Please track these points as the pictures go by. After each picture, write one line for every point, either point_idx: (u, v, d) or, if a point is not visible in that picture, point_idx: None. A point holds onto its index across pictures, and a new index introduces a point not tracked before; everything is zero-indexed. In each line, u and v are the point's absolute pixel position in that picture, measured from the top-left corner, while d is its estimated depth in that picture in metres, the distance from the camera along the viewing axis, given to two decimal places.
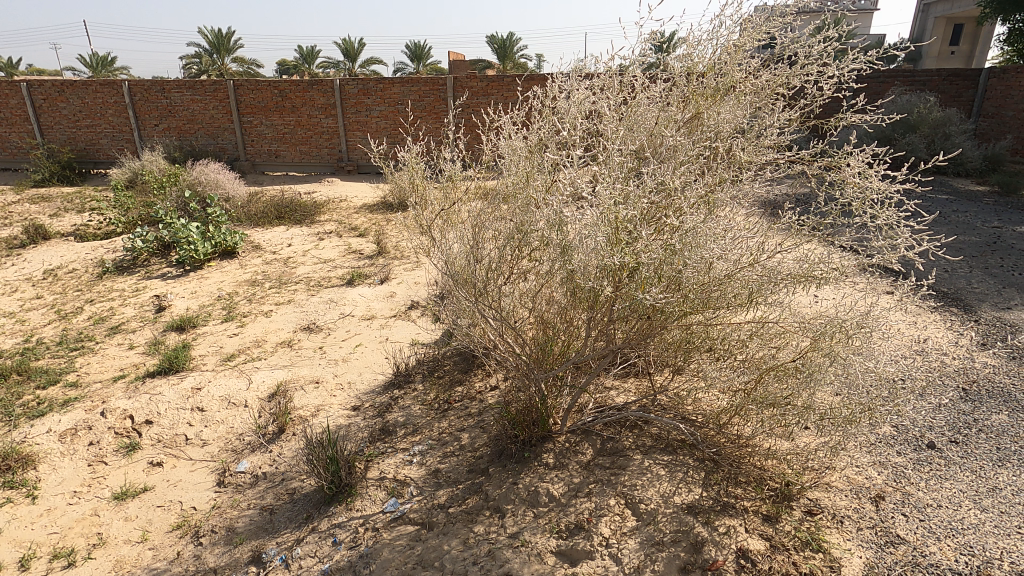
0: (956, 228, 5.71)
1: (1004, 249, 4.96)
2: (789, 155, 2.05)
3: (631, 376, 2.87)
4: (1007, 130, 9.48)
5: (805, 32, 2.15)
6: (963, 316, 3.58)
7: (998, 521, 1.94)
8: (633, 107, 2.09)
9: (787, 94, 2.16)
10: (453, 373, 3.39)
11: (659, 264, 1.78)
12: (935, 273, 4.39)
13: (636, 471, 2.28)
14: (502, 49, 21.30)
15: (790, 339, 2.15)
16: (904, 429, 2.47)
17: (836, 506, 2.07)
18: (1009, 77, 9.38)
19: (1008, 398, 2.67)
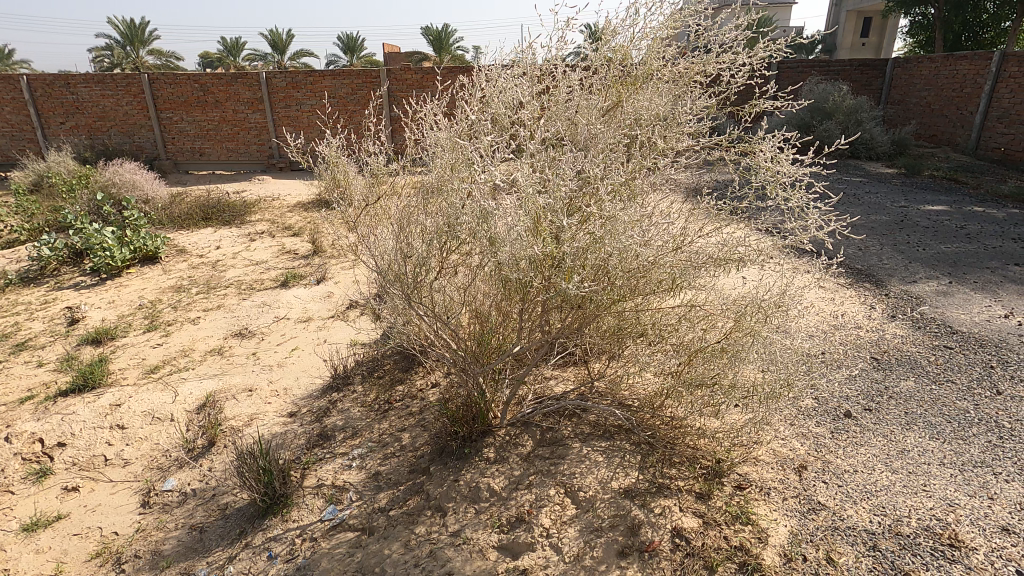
0: (869, 208, 6.09)
1: (909, 226, 5.35)
2: (708, 142, 2.10)
3: (570, 365, 2.89)
4: (911, 116, 10.35)
5: (719, 21, 2.20)
6: (874, 290, 3.83)
7: (906, 481, 2.08)
8: (555, 96, 2.08)
9: (704, 82, 2.21)
10: (394, 373, 3.31)
11: (583, 253, 1.78)
12: (849, 251, 4.67)
13: (575, 460, 2.30)
14: (437, 42, 21.06)
15: (715, 321, 2.24)
16: (823, 401, 2.61)
17: (763, 479, 2.16)
18: (911, 67, 10.22)
19: (915, 365, 2.87)
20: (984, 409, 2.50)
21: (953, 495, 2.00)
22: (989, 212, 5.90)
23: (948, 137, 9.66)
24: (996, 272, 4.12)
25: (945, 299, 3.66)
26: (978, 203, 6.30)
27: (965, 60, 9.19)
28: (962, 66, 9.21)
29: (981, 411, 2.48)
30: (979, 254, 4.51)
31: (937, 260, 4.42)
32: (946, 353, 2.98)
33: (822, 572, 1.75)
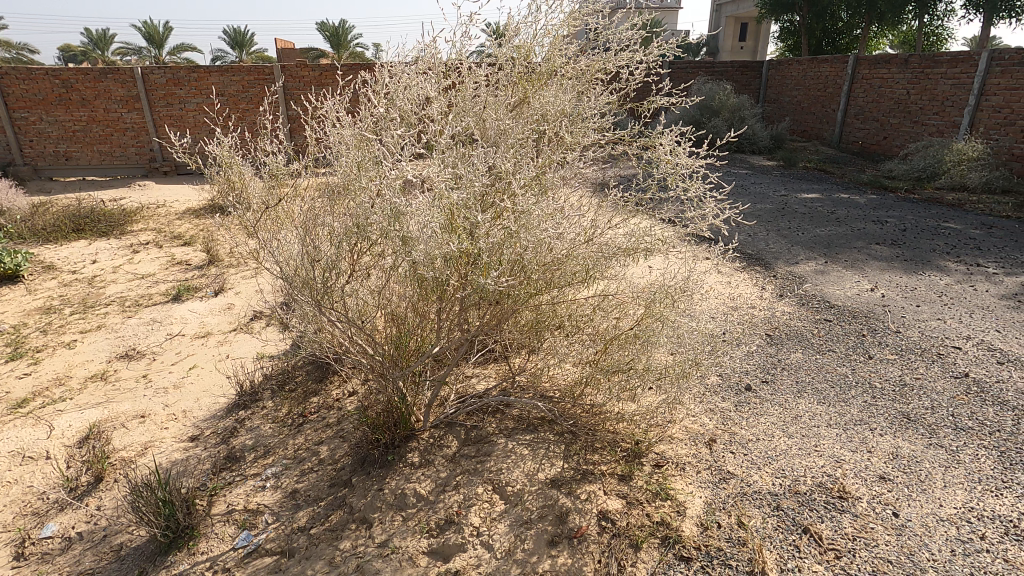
0: (754, 197, 6.64)
1: (789, 213, 5.89)
2: (612, 137, 2.18)
3: (490, 362, 2.90)
4: (785, 113, 11.42)
5: (615, 21, 2.29)
6: (764, 272, 4.17)
7: (801, 444, 2.29)
8: (462, 91, 2.07)
9: (605, 79, 2.29)
10: (307, 385, 3.14)
11: (499, 248, 1.77)
12: (741, 238, 5.05)
13: (501, 455, 2.30)
14: (335, 38, 20.28)
15: (628, 309, 2.34)
16: (726, 377, 2.81)
17: (678, 455, 2.28)
18: (783, 68, 11.27)
19: (801, 338, 3.16)
20: (860, 372, 2.80)
21: (840, 452, 2.23)
22: (853, 198, 6.63)
23: (817, 132, 10.72)
24: (862, 251, 4.64)
25: (822, 277, 4.07)
26: (844, 191, 7.06)
27: (826, 63, 10.24)
28: (824, 68, 10.28)
29: (857, 375, 2.78)
30: (848, 236, 5.05)
31: (815, 242, 4.89)
32: (826, 325, 3.31)
33: (734, 536, 1.88)
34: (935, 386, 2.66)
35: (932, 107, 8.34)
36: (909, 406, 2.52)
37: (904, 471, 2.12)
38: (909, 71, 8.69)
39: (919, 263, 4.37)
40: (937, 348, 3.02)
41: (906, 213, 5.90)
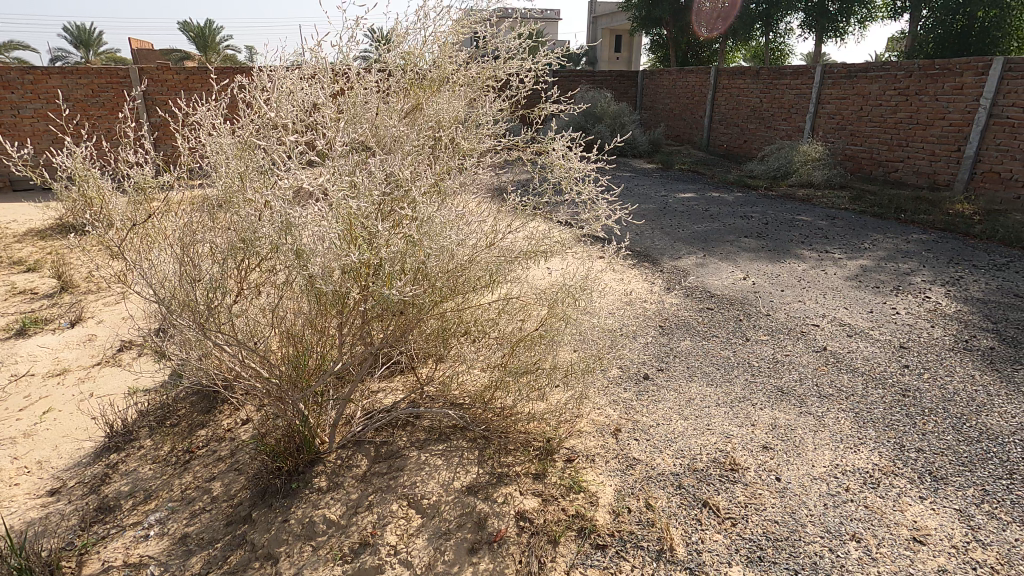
0: (638, 198, 7.08)
1: (670, 211, 6.36)
2: (507, 142, 2.22)
3: (396, 374, 2.82)
4: (660, 120, 12.33)
5: (502, 31, 2.35)
6: (652, 268, 4.46)
7: (696, 424, 2.47)
8: (351, 97, 2.00)
9: (496, 87, 2.33)
10: (192, 417, 2.86)
11: (401, 258, 1.74)
12: (630, 236, 5.36)
13: (415, 468, 2.25)
14: (201, 39, 18.79)
15: (532, 310, 2.40)
16: (626, 368, 2.96)
17: (587, 448, 2.37)
18: (656, 78, 12.17)
19: (688, 327, 3.42)
20: (740, 354, 3.09)
21: (729, 428, 2.44)
22: (723, 196, 7.31)
23: (688, 137, 11.68)
24: (734, 244, 5.12)
25: (702, 269, 4.44)
26: (714, 190, 7.76)
27: (692, 74, 11.23)
28: (691, 79, 11.26)
29: (738, 356, 3.07)
30: (721, 231, 5.55)
31: (694, 238, 5.33)
32: (709, 313, 3.61)
33: (644, 519, 1.98)
34: (801, 360, 3.01)
35: (781, 114, 9.43)
36: (782, 380, 2.82)
37: (782, 438, 2.36)
38: (760, 82, 9.76)
39: (781, 252, 4.91)
40: (800, 326, 3.41)
41: (766, 208, 6.60)
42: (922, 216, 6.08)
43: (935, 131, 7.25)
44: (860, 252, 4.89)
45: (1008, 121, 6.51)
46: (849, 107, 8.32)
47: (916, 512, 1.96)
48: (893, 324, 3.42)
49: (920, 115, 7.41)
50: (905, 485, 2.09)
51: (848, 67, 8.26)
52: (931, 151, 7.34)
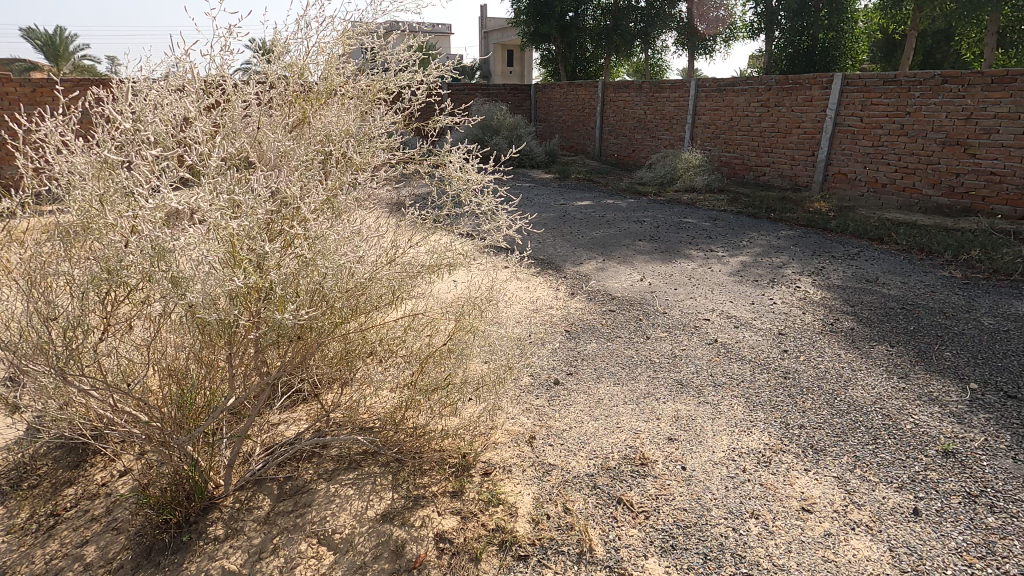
0: (539, 207, 7.26)
1: (570, 219, 6.58)
2: (402, 156, 2.16)
3: (299, 403, 2.65)
4: (555, 131, 12.78)
5: (391, 43, 2.29)
6: (556, 275, 4.58)
7: (606, 424, 2.55)
8: (229, 110, 1.85)
9: (388, 99, 2.26)
10: (56, 475, 2.49)
11: (294, 279, 1.63)
12: (533, 245, 5.47)
13: (324, 502, 2.11)
14: (51, 48, 16.79)
15: (439, 325, 2.36)
16: (537, 375, 3.00)
17: (503, 459, 2.35)
18: (548, 91, 12.62)
19: (593, 330, 3.54)
20: (642, 352, 3.24)
21: (637, 424, 2.54)
22: (617, 202, 7.69)
23: (581, 147, 12.19)
24: (630, 247, 5.40)
25: (602, 273, 4.62)
26: (608, 197, 8.15)
27: (582, 88, 11.77)
28: (581, 92, 11.78)
29: (640, 354, 3.22)
30: (617, 235, 5.83)
31: (593, 243, 5.54)
32: (611, 315, 3.76)
33: (563, 523, 2.00)
34: (696, 353, 3.21)
35: (663, 125, 10.12)
36: (681, 373, 2.99)
37: (685, 429, 2.50)
38: (642, 95, 10.42)
39: (671, 253, 5.24)
40: (693, 321, 3.65)
41: (657, 212, 7.04)
42: (788, 214, 6.78)
43: (793, 138, 8.14)
44: (739, 249, 5.34)
45: (850, 128, 7.45)
46: (721, 118, 9.12)
47: (803, 484, 2.15)
48: (772, 313, 3.76)
49: (779, 124, 8.28)
50: (792, 460, 2.28)
51: (717, 81, 9.06)
52: (791, 156, 8.22)
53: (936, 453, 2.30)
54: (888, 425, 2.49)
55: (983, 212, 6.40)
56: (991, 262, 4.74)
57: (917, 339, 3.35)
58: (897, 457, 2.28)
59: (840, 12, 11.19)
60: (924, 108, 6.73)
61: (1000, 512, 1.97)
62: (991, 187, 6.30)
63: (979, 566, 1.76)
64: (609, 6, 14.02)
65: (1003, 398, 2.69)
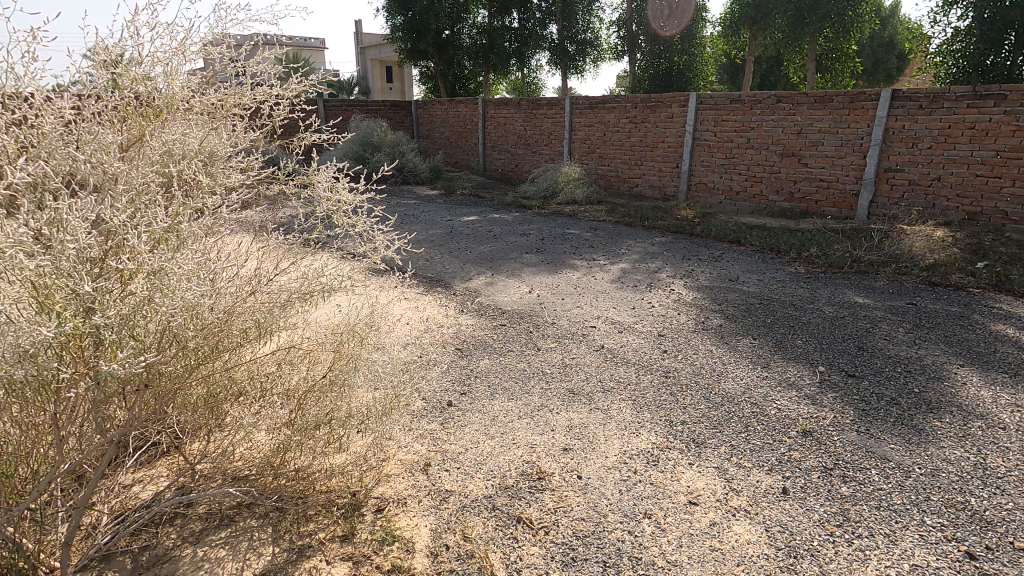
0: (425, 224, 7.15)
1: (457, 235, 6.55)
2: (264, 176, 1.98)
3: (157, 459, 2.33)
4: (438, 147, 12.76)
5: (243, 53, 2.09)
6: (446, 292, 4.51)
7: (502, 441, 2.52)
8: (39, 128, 1.56)
9: (244, 115, 2.06)
10: None
11: (129, 321, 1.42)
12: (420, 263, 5.36)
13: (190, 570, 1.84)
14: None
15: (317, 356, 2.19)
16: (430, 398, 2.89)
17: (398, 492, 2.22)
18: (429, 108, 12.60)
19: (485, 346, 3.51)
20: (534, 364, 3.26)
21: (532, 438, 2.54)
22: (503, 216, 7.79)
23: (465, 163, 12.26)
24: (518, 260, 5.47)
25: (492, 288, 4.63)
26: (495, 211, 8.25)
27: (462, 104, 11.88)
28: (462, 109, 11.89)
29: (532, 366, 3.24)
30: (505, 249, 5.90)
31: (482, 258, 5.55)
32: (502, 330, 3.76)
33: (463, 552, 1.92)
34: (585, 360, 3.30)
35: (543, 140, 10.49)
36: (572, 382, 3.05)
37: (578, 438, 2.54)
38: (521, 111, 10.73)
39: (557, 264, 5.39)
40: (581, 329, 3.76)
41: (542, 225, 7.23)
42: (660, 222, 7.28)
43: (659, 152, 8.80)
44: (619, 257, 5.63)
45: (706, 142, 8.22)
46: (595, 133, 9.64)
47: (689, 477, 2.27)
48: (651, 317, 3.98)
49: (647, 139, 8.91)
50: (678, 456, 2.40)
51: (589, 99, 9.58)
52: (659, 168, 8.89)
53: (796, 433, 2.54)
54: (756, 412, 2.71)
55: (817, 214, 7.34)
56: (827, 257, 5.43)
57: (775, 330, 3.70)
58: (766, 441, 2.49)
59: (689, 38, 12.51)
60: (765, 124, 7.60)
61: (850, 480, 2.21)
62: (821, 192, 7.25)
63: (838, 533, 1.95)
64: (483, 25, 14.28)
65: (845, 377, 3.05)
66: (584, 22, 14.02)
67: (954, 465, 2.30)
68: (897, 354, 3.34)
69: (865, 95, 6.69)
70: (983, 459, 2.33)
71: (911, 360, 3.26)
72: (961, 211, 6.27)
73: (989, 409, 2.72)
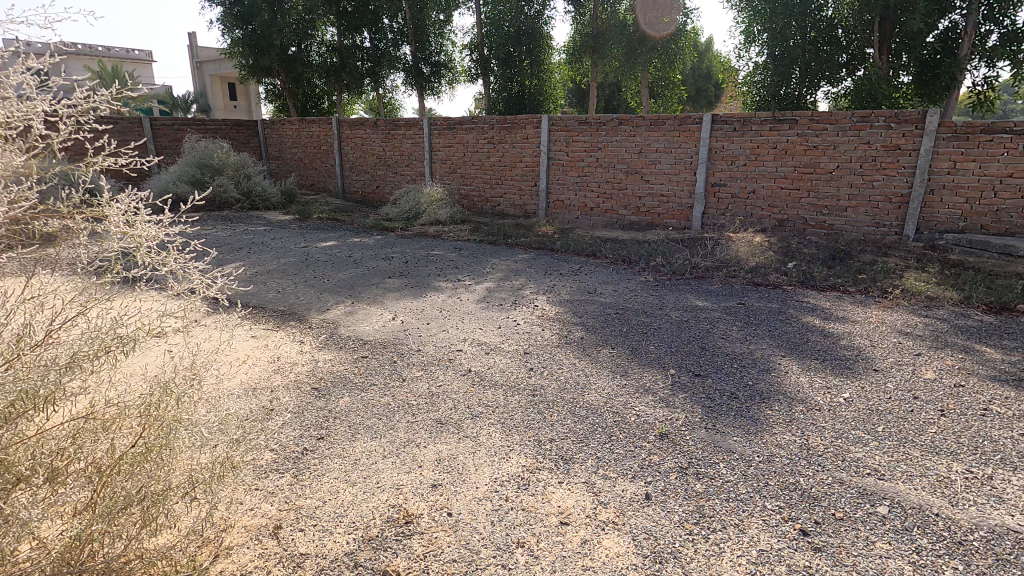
0: (276, 252, 6.60)
1: (313, 262, 6.12)
2: (38, 210, 1.62)
3: None
4: (290, 169, 11.99)
5: (6, 62, 1.69)
6: (300, 325, 4.16)
7: (364, 487, 2.32)
8: None
9: (10, 135, 1.65)
10: None
11: None
12: (271, 295, 4.91)
13: None
14: None
15: (124, 423, 1.78)
16: (281, 448, 2.59)
17: (242, 565, 1.92)
18: (278, 128, 11.83)
19: (345, 382, 3.26)
20: (399, 397, 3.09)
21: (398, 479, 2.37)
22: (363, 241, 7.46)
23: (321, 185, 11.64)
24: (379, 286, 5.24)
25: (351, 317, 4.36)
26: (354, 235, 7.89)
27: (315, 124, 11.29)
28: (314, 129, 11.31)
29: (397, 399, 3.05)
30: (365, 275, 5.63)
31: (340, 286, 5.23)
32: (364, 362, 3.53)
33: None
34: (452, 387, 3.20)
35: (403, 161, 10.32)
36: (439, 413, 2.92)
37: (448, 471, 2.42)
38: (379, 132, 10.46)
39: (422, 287, 5.24)
40: (448, 354, 3.66)
41: (404, 247, 7.05)
42: (522, 239, 7.46)
43: (517, 171, 9.08)
44: (483, 276, 5.64)
45: (560, 162, 8.65)
46: (455, 154, 9.69)
47: (559, 497, 2.26)
48: (516, 335, 4.00)
49: (505, 159, 9.15)
50: (547, 476, 2.39)
51: (447, 120, 9.61)
52: (518, 187, 9.15)
53: (655, 437, 2.67)
54: (618, 421, 2.81)
55: (661, 226, 8.04)
56: (670, 266, 5.94)
57: (631, 339, 3.92)
58: (628, 449, 2.57)
59: (538, 63, 13.09)
60: (611, 145, 8.18)
61: (704, 477, 2.36)
62: (662, 206, 7.96)
63: (696, 530, 2.05)
64: (334, 43, 13.93)
65: (692, 377, 3.30)
66: (436, 46, 14.07)
67: (785, 448, 2.56)
68: (733, 351, 3.70)
69: (691, 119, 7.49)
70: (806, 440, 2.63)
71: (745, 355, 3.63)
72: (773, 219, 7.25)
73: (807, 393, 3.10)
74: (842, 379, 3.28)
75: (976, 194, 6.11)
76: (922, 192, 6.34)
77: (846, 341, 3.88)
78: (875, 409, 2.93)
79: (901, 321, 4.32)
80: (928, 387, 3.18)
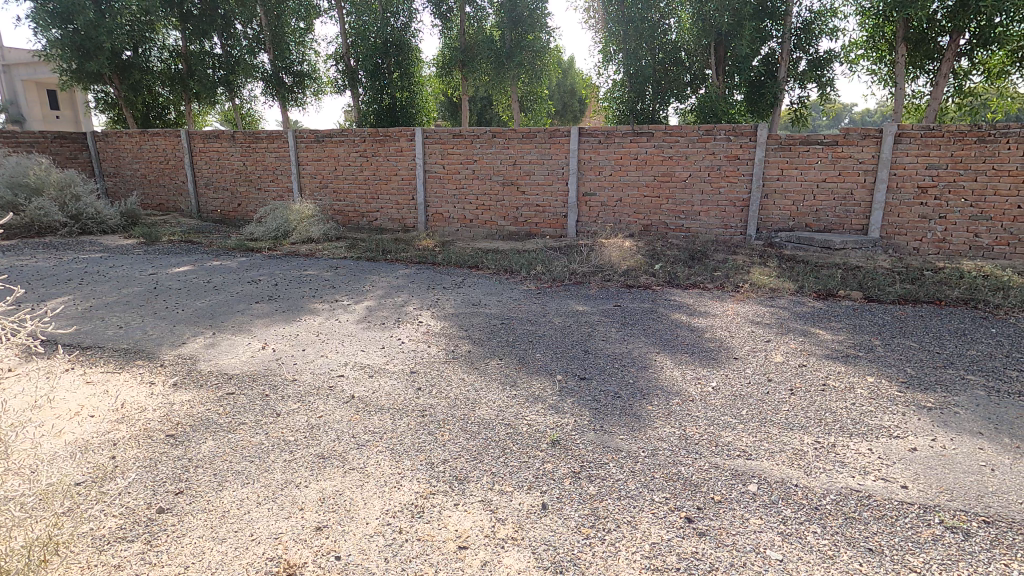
0: (117, 282, 5.77)
1: (165, 291, 5.44)
2: None
3: None
4: (130, 187, 10.61)
5: None
6: (149, 364, 3.64)
7: (235, 543, 2.05)
8: None
9: None
10: None
11: None
12: (111, 332, 4.26)
13: None
14: None
15: None
16: (130, 510, 2.22)
17: None
18: (113, 141, 10.49)
19: (209, 424, 2.90)
20: (274, 435, 2.80)
21: (275, 528, 2.13)
22: (224, 264, 6.80)
23: (172, 205, 10.44)
24: (245, 312, 4.78)
25: (213, 350, 3.91)
26: (213, 258, 7.15)
27: (159, 136, 10.15)
28: (159, 142, 10.16)
29: (271, 437, 2.77)
30: (229, 301, 5.12)
31: (198, 316, 4.69)
32: (230, 399, 3.17)
33: None
34: (334, 417, 2.98)
35: (267, 176, 9.60)
36: (321, 446, 2.70)
37: (333, 510, 2.23)
38: (237, 145, 9.66)
39: (295, 311, 4.87)
40: (327, 381, 3.41)
41: (273, 269, 6.51)
42: (402, 254, 7.27)
43: (393, 185, 8.86)
44: (363, 295, 5.39)
45: (436, 174, 8.58)
46: (325, 167, 9.22)
47: (456, 520, 2.17)
48: (401, 354, 3.85)
49: (380, 172, 8.87)
50: (442, 500, 2.29)
51: (314, 132, 9.13)
52: (395, 201, 8.93)
53: (547, 445, 2.68)
54: (510, 433, 2.79)
55: (539, 235, 8.27)
56: (550, 273, 6.12)
57: (517, 348, 3.95)
58: (522, 461, 2.56)
59: (408, 75, 12.92)
60: (485, 157, 8.27)
61: (595, 479, 2.41)
62: (539, 216, 8.21)
63: (592, 534, 2.08)
64: (179, 48, 12.68)
65: (579, 381, 3.40)
66: (298, 54, 13.35)
67: (665, 441, 2.71)
68: (614, 351, 3.88)
69: (560, 131, 7.84)
70: (684, 430, 2.81)
71: (624, 355, 3.82)
72: (639, 225, 7.81)
73: (681, 386, 3.33)
74: (709, 370, 3.56)
75: (800, 197, 7.06)
76: (759, 196, 7.18)
77: (709, 334, 4.24)
78: (739, 394, 3.22)
79: (752, 312, 4.82)
80: (778, 369, 3.57)
